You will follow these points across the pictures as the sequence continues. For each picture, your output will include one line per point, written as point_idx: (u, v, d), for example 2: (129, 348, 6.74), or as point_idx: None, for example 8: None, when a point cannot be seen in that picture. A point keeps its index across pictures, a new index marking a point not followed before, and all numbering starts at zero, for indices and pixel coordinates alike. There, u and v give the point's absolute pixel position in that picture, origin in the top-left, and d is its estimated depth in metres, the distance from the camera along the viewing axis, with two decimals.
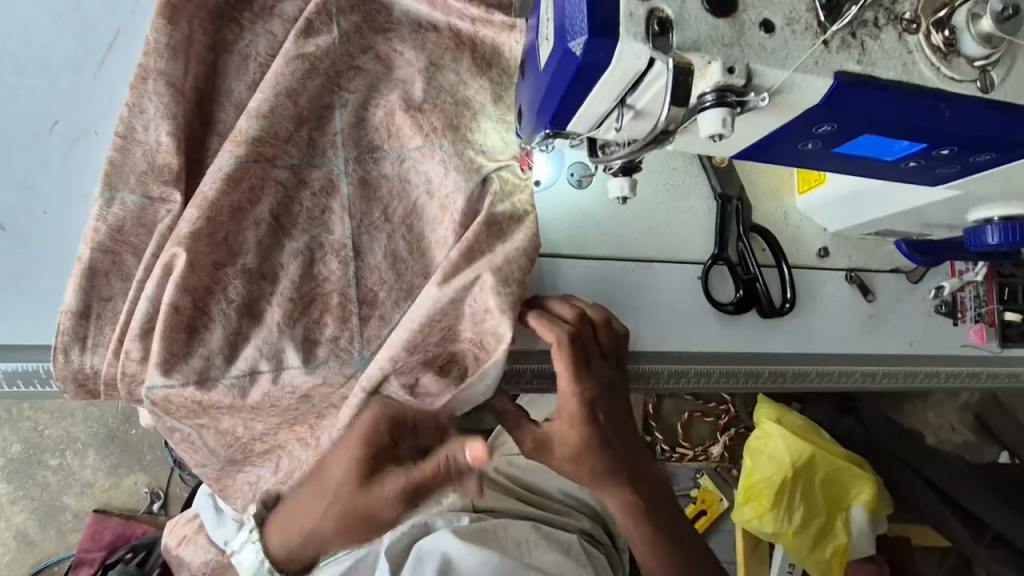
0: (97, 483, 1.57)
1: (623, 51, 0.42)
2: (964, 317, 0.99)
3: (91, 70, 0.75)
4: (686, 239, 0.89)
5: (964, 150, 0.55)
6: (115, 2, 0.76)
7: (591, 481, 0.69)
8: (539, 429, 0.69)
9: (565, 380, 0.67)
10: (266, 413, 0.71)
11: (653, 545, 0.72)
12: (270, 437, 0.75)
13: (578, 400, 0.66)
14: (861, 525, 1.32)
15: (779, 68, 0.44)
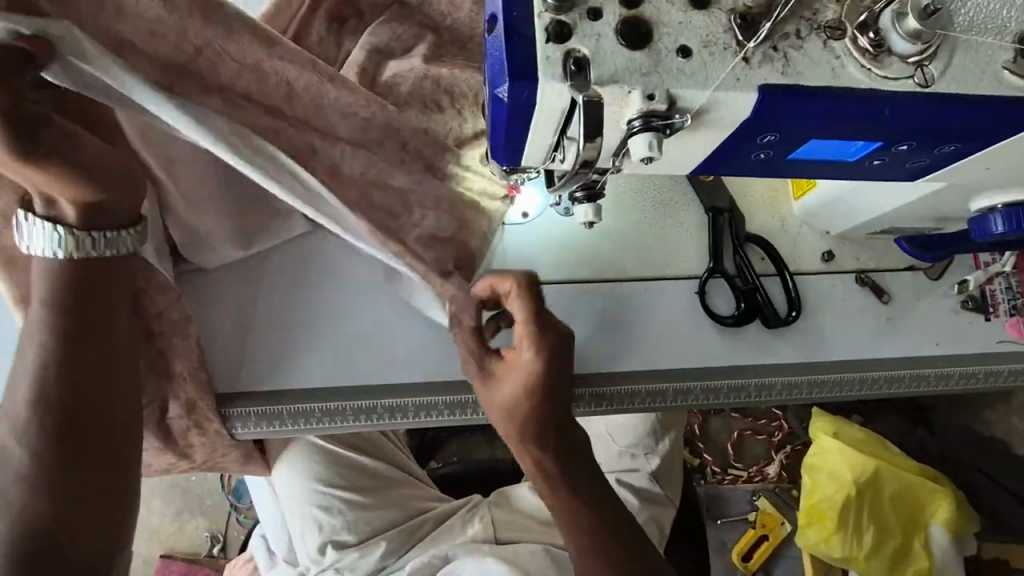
0: (163, 530, 1.65)
1: (544, 90, 0.46)
2: (997, 312, 0.93)
3: None
4: (679, 255, 0.90)
5: (924, 143, 0.54)
6: None
7: (526, 438, 0.67)
8: (487, 367, 0.70)
9: (522, 322, 0.66)
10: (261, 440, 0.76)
11: (576, 526, 0.69)
12: None
13: (532, 347, 0.65)
14: (942, 544, 1.23)
15: (700, 88, 0.47)
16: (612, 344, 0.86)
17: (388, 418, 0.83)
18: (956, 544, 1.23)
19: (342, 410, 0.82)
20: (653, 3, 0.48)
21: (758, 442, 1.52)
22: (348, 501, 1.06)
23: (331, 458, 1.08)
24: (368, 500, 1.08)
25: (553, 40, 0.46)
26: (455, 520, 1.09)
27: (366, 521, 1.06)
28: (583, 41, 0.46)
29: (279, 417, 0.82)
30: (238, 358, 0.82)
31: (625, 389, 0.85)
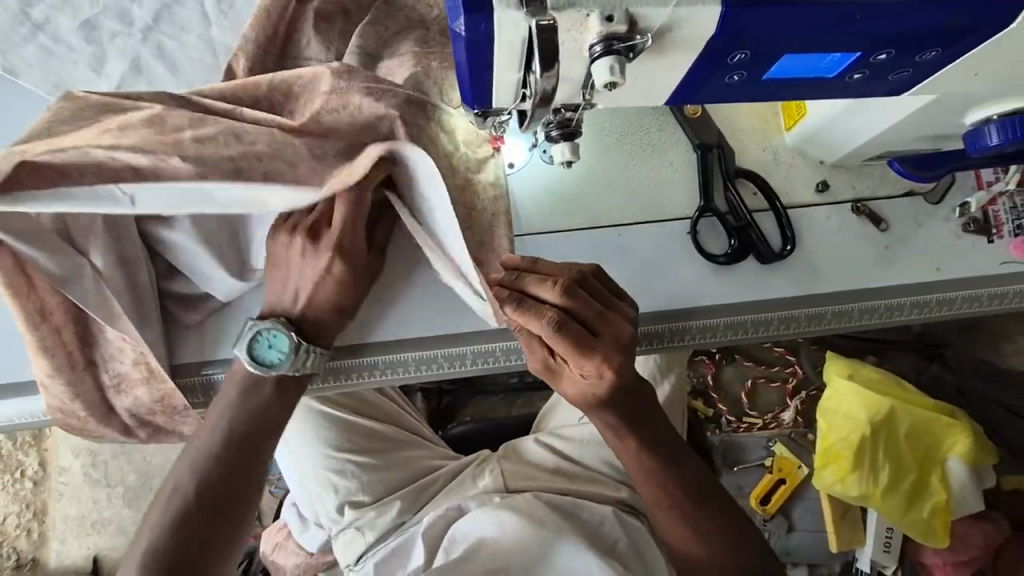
0: None
1: (500, 21, 0.45)
2: (1002, 232, 0.91)
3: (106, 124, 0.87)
4: (670, 196, 0.89)
5: (901, 51, 0.53)
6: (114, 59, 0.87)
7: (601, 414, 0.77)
8: (553, 365, 0.73)
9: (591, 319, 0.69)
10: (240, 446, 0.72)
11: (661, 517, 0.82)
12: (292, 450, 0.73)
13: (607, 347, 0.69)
14: (960, 477, 1.23)
15: (661, 5, 0.45)
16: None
17: (391, 372, 0.86)
18: (974, 476, 1.24)
19: (344, 369, 0.85)
20: None
21: (772, 390, 1.52)
22: (362, 464, 1.11)
23: (339, 426, 1.12)
24: (381, 463, 1.12)
25: None
26: (466, 474, 1.13)
27: (381, 481, 1.11)
28: None
29: None
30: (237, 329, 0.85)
31: None
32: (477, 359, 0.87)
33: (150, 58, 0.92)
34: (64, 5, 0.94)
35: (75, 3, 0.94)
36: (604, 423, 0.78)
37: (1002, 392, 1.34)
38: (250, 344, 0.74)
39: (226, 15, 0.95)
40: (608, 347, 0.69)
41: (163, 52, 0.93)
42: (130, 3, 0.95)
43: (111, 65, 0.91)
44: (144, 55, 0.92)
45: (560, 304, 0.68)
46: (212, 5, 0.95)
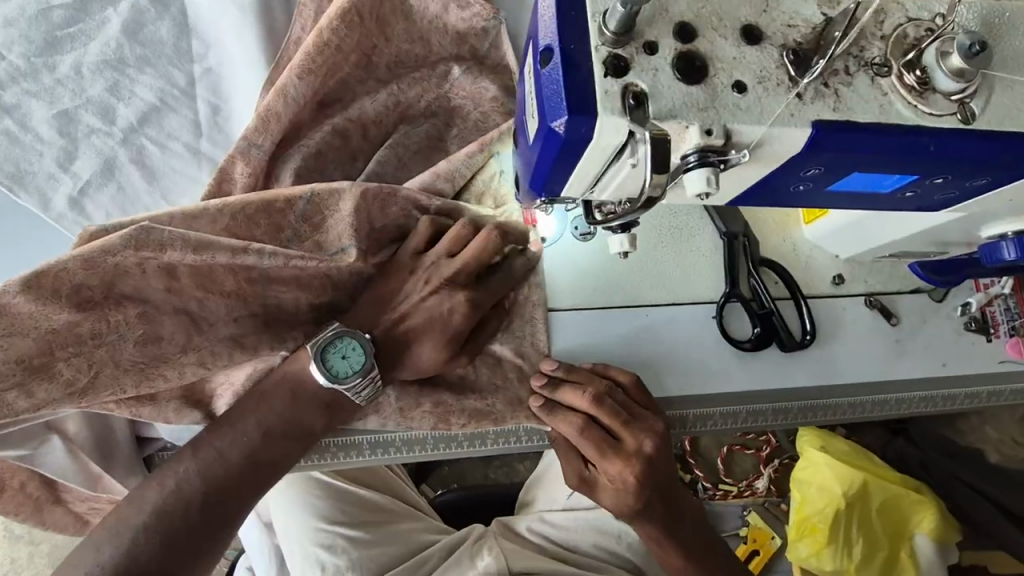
0: None
1: (603, 125, 0.45)
2: (998, 332, 0.95)
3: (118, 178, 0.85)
4: (696, 281, 0.90)
5: (958, 177, 0.55)
6: (147, 123, 0.86)
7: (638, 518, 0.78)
8: (587, 474, 0.78)
9: (616, 424, 0.74)
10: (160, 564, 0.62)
11: None
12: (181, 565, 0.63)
13: (631, 441, 0.75)
14: (929, 556, 1.22)
15: (757, 124, 0.46)
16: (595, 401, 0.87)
17: (406, 451, 0.82)
18: (942, 555, 1.22)
19: (357, 444, 0.80)
20: (707, 37, 0.47)
21: (747, 457, 1.50)
22: (353, 539, 1.04)
23: (332, 492, 1.10)
24: (372, 537, 1.06)
25: (611, 73, 0.45)
26: (462, 554, 1.06)
27: (371, 558, 1.03)
28: (640, 74, 0.45)
29: None
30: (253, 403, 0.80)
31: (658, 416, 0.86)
32: (500, 438, 0.84)
33: (126, 163, 0.85)
34: (43, 92, 0.85)
35: (55, 92, 0.85)
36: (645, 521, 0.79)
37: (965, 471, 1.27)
38: (321, 346, 0.69)
39: (218, 128, 0.88)
40: (630, 451, 0.74)
41: (144, 156, 0.86)
42: (117, 98, 0.86)
43: (82, 164, 0.84)
44: (122, 157, 0.85)
45: (589, 409, 0.75)
46: (206, 113, 0.88)
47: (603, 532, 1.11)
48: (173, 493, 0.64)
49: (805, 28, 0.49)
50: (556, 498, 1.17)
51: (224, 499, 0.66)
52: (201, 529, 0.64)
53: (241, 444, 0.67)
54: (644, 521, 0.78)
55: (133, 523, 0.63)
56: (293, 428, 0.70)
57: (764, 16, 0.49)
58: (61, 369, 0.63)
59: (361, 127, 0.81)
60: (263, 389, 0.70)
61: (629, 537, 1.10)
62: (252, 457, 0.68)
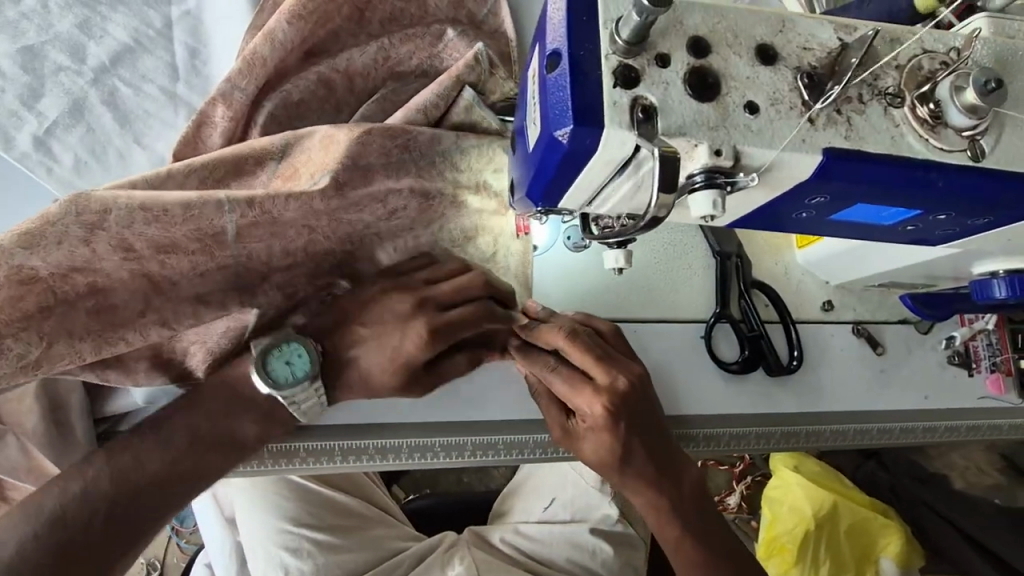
0: None
1: (609, 138, 0.42)
2: (979, 367, 0.96)
3: (88, 119, 0.79)
4: (686, 299, 0.88)
5: (960, 214, 0.54)
6: (117, 61, 0.82)
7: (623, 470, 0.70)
8: (569, 425, 0.72)
9: (588, 361, 0.67)
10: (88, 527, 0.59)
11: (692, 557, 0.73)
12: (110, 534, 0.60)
13: (603, 375, 0.67)
14: None
15: (767, 147, 0.44)
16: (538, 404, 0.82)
17: (380, 459, 0.78)
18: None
19: (329, 450, 0.76)
20: (720, 53, 0.45)
21: (722, 473, 1.53)
22: (321, 543, 1.01)
23: (304, 493, 1.07)
24: (341, 541, 1.03)
25: (620, 84, 0.43)
26: (434, 561, 1.03)
27: (337, 564, 1.00)
28: (651, 88, 0.43)
29: (259, 455, 0.74)
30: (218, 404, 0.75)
31: None
32: (478, 451, 0.81)
33: (97, 103, 0.80)
34: (5, 25, 0.80)
35: (19, 26, 0.81)
36: (633, 476, 0.70)
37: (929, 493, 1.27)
38: (262, 351, 0.66)
39: (196, 72, 0.84)
40: (604, 389, 0.67)
41: (116, 98, 0.81)
42: (87, 36, 0.82)
43: (49, 103, 0.79)
44: (92, 98, 0.80)
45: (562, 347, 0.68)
46: (183, 56, 0.85)
47: (576, 545, 1.08)
48: (76, 504, 0.59)
49: (821, 52, 0.47)
50: (531, 509, 1.15)
51: (131, 514, 0.61)
52: (98, 545, 0.58)
53: (161, 452, 0.63)
54: (630, 474, 0.70)
55: (21, 533, 0.56)
56: (219, 438, 0.66)
57: (779, 36, 0.47)
58: (10, 344, 0.56)
59: (346, 78, 0.77)
60: (197, 396, 0.67)
61: (604, 553, 1.07)
62: (172, 466, 0.63)
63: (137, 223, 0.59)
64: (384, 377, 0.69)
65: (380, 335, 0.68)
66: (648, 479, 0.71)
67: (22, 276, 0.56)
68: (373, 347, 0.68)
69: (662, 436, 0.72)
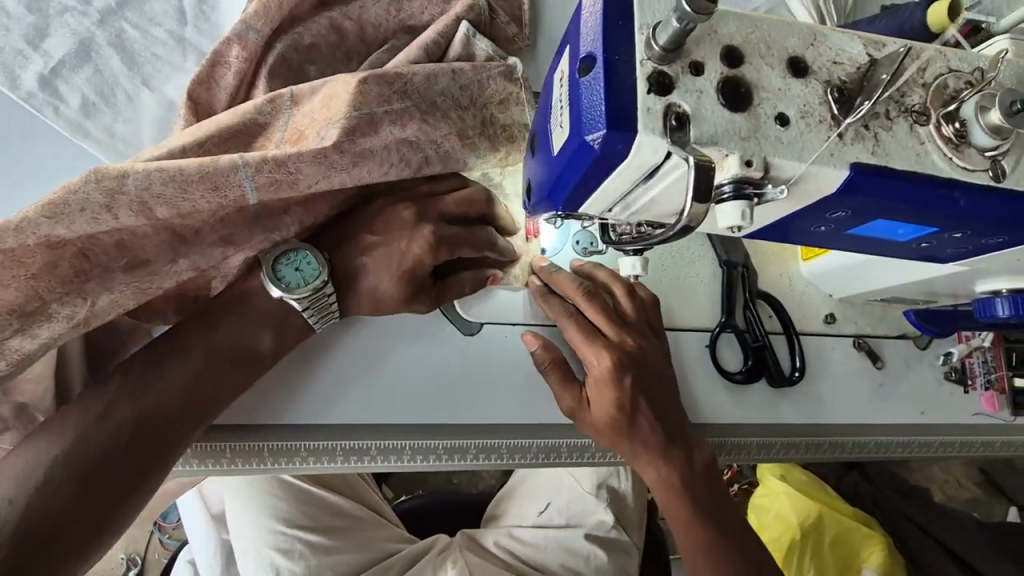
0: None
1: (641, 144, 0.42)
2: (975, 383, 0.97)
3: (96, 61, 0.78)
4: (692, 308, 0.88)
5: (976, 234, 0.55)
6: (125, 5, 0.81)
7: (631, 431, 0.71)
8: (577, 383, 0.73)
9: (602, 315, 0.72)
10: (91, 458, 0.58)
11: (695, 530, 0.73)
12: (113, 465, 0.59)
13: (614, 329, 0.72)
14: None
15: (797, 160, 0.44)
16: (537, 395, 0.79)
17: (381, 461, 0.75)
18: None
19: (330, 450, 0.74)
20: (753, 63, 0.45)
21: None
22: (314, 544, 1.00)
23: (299, 494, 1.05)
24: (333, 543, 1.01)
25: (654, 91, 0.42)
26: (427, 563, 1.03)
27: (330, 566, 0.98)
28: (684, 96, 0.43)
29: (260, 453, 0.73)
30: None
31: None
32: (480, 456, 0.78)
33: (104, 45, 0.79)
34: None
35: None
36: (639, 440, 0.72)
37: (907, 504, 1.28)
38: (275, 256, 0.67)
39: (205, 17, 0.84)
40: (614, 345, 0.71)
41: (124, 40, 0.80)
42: None
43: (55, 43, 0.77)
44: (99, 39, 0.79)
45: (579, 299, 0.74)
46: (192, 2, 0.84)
47: (571, 552, 1.06)
48: (96, 425, 0.59)
49: (850, 67, 0.47)
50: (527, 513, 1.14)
51: (156, 430, 0.61)
52: (129, 460, 0.59)
53: (179, 369, 0.63)
54: (637, 437, 0.72)
55: (48, 454, 0.57)
56: (239, 352, 0.67)
57: (810, 49, 0.47)
58: (56, 307, 0.58)
59: (359, 27, 0.76)
60: (208, 316, 0.66)
61: (598, 559, 1.05)
62: (191, 381, 0.64)
63: (157, 183, 0.57)
64: (393, 289, 0.70)
65: (390, 244, 0.69)
66: (656, 448, 0.72)
67: (46, 240, 0.55)
68: (381, 256, 0.69)
69: (671, 403, 0.74)
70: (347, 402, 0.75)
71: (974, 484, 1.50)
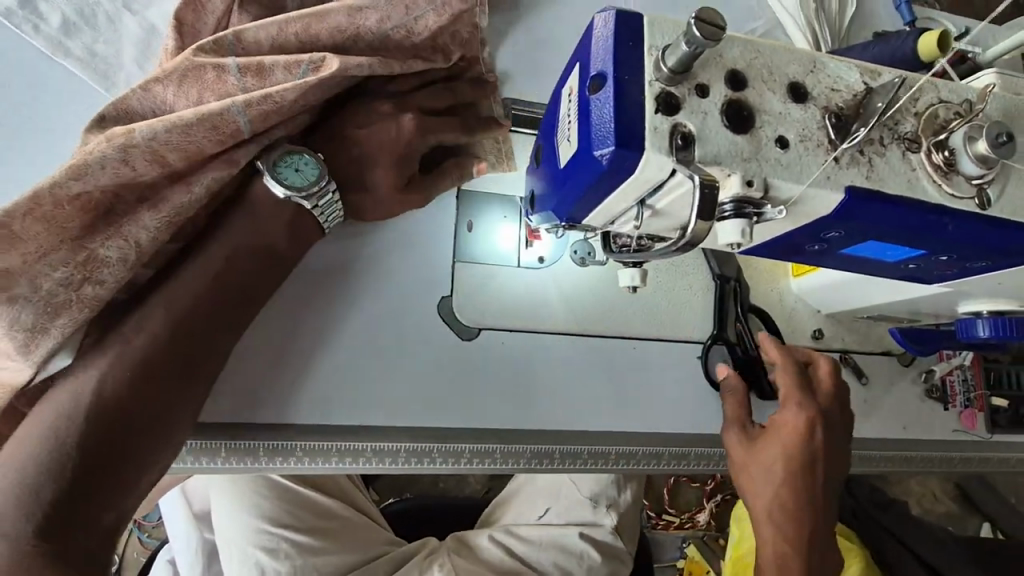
0: None
1: (648, 162, 0.44)
2: (955, 401, 1.00)
3: None
4: (687, 319, 0.90)
5: (960, 257, 0.57)
6: None
7: None
8: None
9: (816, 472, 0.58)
10: (136, 381, 0.61)
11: None
12: (164, 377, 0.62)
13: None
14: None
15: (795, 182, 0.46)
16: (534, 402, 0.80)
17: (378, 462, 0.76)
18: None
19: (325, 450, 0.74)
20: (756, 87, 0.47)
21: (692, 489, 1.58)
22: (300, 544, 0.99)
23: (284, 494, 1.04)
24: (320, 544, 1.01)
25: (662, 110, 0.44)
26: (414, 566, 1.03)
27: (315, 569, 0.98)
28: (690, 116, 0.44)
29: (255, 452, 0.72)
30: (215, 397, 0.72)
31: (642, 450, 0.84)
32: (474, 460, 0.79)
33: None
34: None
35: None
36: None
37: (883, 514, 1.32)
38: (274, 159, 0.66)
39: None
40: None
41: None
42: None
43: None
44: None
45: None
46: None
47: (565, 551, 1.08)
48: (127, 365, 0.60)
49: (847, 95, 0.49)
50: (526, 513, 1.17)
51: (184, 360, 0.63)
52: (179, 373, 0.63)
53: (200, 296, 0.64)
54: None
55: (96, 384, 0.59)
56: (264, 259, 0.68)
57: (810, 76, 0.49)
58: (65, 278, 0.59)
59: None
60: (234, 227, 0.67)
61: (591, 559, 1.07)
62: (213, 307, 0.65)
63: (163, 134, 0.59)
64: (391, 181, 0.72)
65: (377, 133, 0.71)
66: None
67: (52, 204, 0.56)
68: (378, 146, 0.71)
69: None
70: (341, 402, 0.75)
71: (949, 500, 1.54)
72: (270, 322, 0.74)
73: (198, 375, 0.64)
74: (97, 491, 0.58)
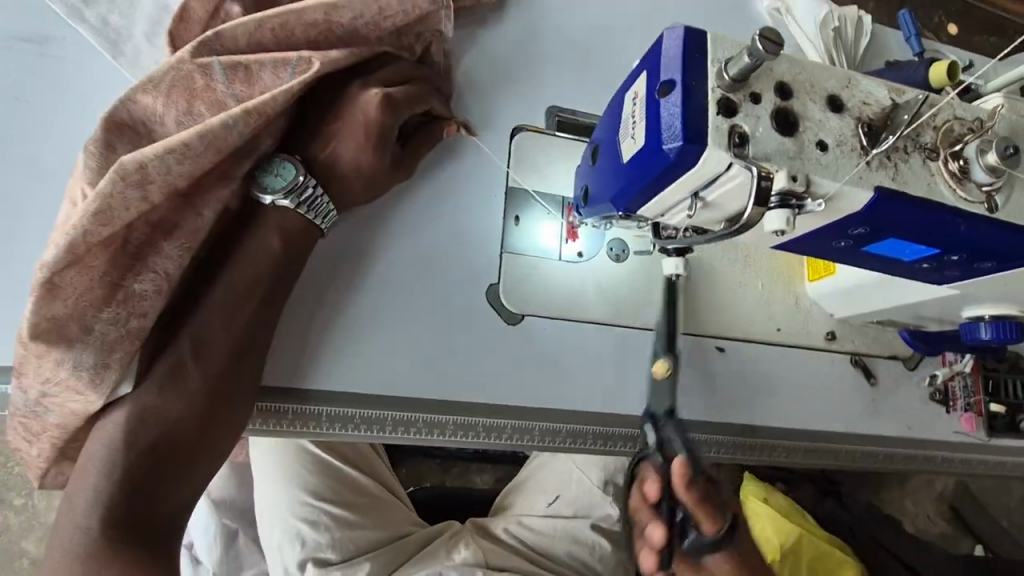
0: None
1: (710, 156, 0.51)
2: (956, 405, 1.07)
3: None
4: (711, 316, 0.96)
5: (969, 258, 0.64)
6: None
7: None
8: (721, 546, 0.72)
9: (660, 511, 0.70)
10: (183, 386, 0.68)
11: None
12: (208, 379, 0.69)
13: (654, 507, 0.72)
14: None
15: (833, 180, 0.53)
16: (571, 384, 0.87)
17: (426, 434, 0.81)
18: None
19: (380, 420, 0.79)
20: (799, 97, 0.54)
21: None
22: (337, 518, 1.04)
23: (324, 468, 1.09)
24: (355, 518, 1.06)
25: (722, 112, 0.51)
26: (439, 547, 1.08)
27: (351, 540, 1.03)
28: (745, 119, 0.52)
29: (315, 418, 0.78)
30: (281, 365, 0.78)
31: None
32: (515, 436, 0.84)
33: None
34: None
35: None
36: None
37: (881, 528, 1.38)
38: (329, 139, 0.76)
39: None
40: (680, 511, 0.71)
41: None
42: None
43: None
44: None
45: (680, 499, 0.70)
46: None
47: (579, 541, 1.14)
48: (175, 374, 0.68)
49: (877, 108, 0.57)
50: (535, 505, 1.19)
51: (234, 371, 0.70)
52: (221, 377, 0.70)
53: (243, 311, 0.71)
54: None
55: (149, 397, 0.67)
56: (296, 249, 0.75)
57: (845, 90, 0.56)
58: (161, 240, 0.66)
59: None
60: (261, 222, 0.74)
61: (602, 549, 1.14)
62: (257, 321, 0.72)
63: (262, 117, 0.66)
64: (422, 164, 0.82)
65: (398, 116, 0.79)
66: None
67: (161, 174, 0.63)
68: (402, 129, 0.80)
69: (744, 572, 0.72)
70: (396, 376, 0.80)
71: (943, 520, 1.58)
72: (334, 299, 0.80)
73: (234, 374, 0.71)
74: (163, 486, 0.66)
